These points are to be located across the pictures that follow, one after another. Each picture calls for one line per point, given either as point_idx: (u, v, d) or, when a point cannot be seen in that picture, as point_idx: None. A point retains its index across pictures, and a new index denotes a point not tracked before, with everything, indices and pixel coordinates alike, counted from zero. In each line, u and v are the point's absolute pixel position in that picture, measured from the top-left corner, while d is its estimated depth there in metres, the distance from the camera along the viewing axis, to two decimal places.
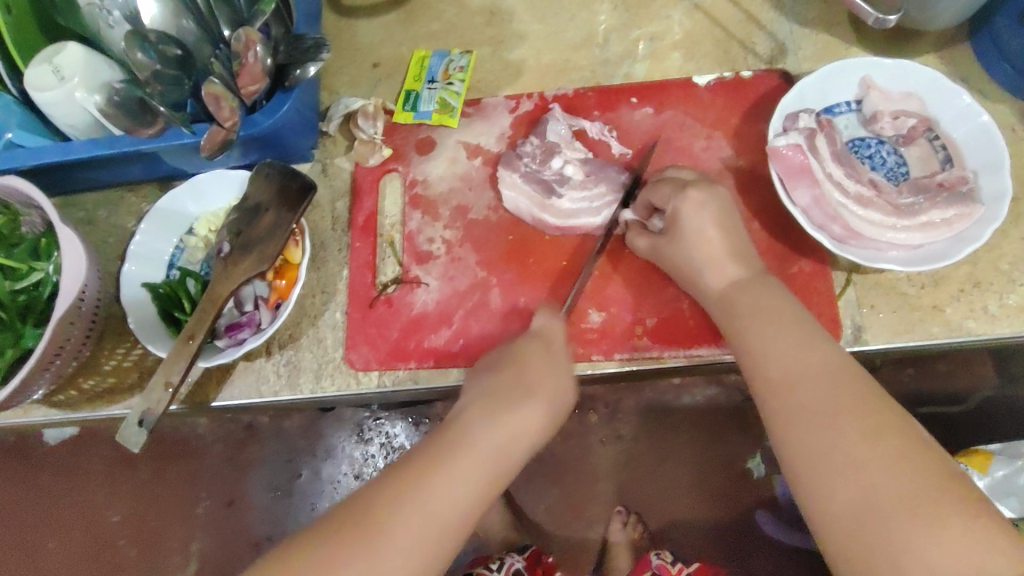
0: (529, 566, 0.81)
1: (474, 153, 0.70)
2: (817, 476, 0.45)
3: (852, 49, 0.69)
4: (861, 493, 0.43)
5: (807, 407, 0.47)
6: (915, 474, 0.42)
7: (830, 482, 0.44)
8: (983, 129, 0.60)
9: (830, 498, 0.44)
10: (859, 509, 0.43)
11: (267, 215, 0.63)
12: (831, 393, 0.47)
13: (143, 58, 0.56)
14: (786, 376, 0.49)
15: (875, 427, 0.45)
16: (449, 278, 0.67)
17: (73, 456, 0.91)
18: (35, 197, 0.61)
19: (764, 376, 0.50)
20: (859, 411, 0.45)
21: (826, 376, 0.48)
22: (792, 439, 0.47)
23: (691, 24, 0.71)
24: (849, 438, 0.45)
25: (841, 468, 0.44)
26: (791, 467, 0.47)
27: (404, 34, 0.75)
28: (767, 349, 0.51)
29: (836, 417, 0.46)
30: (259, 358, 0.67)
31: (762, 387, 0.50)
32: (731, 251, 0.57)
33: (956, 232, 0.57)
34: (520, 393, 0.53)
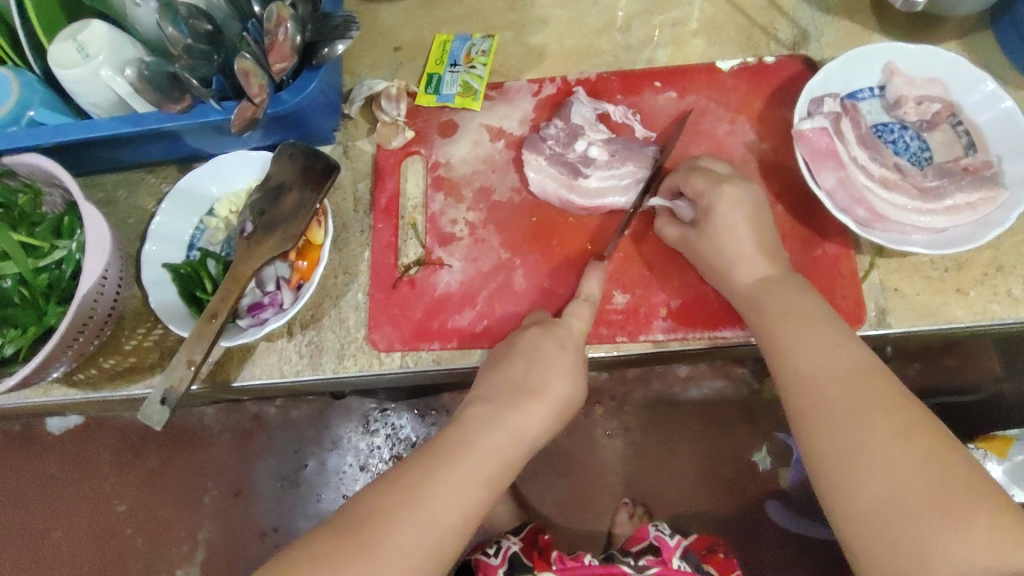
0: (524, 548, 0.77)
1: (497, 135, 0.70)
2: (845, 475, 0.45)
3: (874, 36, 0.69)
4: (888, 488, 0.44)
5: (835, 406, 0.47)
6: (944, 473, 0.43)
7: (857, 477, 0.45)
8: (1007, 114, 0.60)
9: (857, 495, 0.45)
10: (885, 501, 0.44)
11: (291, 195, 0.63)
12: (860, 393, 0.47)
13: (175, 32, 0.56)
14: (811, 374, 0.49)
15: (904, 427, 0.45)
16: (472, 260, 0.67)
17: (78, 446, 0.91)
18: (59, 173, 0.61)
19: (793, 375, 0.50)
20: (889, 411, 0.46)
21: (852, 374, 0.48)
22: (819, 439, 0.47)
23: (713, 10, 0.72)
24: (876, 435, 0.45)
25: (868, 468, 0.45)
26: (819, 466, 0.47)
27: (425, 17, 0.75)
28: (790, 348, 0.52)
29: (864, 416, 0.46)
30: (281, 338, 0.67)
31: (785, 383, 0.51)
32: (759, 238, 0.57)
33: (980, 216, 0.58)
34: (525, 393, 0.55)
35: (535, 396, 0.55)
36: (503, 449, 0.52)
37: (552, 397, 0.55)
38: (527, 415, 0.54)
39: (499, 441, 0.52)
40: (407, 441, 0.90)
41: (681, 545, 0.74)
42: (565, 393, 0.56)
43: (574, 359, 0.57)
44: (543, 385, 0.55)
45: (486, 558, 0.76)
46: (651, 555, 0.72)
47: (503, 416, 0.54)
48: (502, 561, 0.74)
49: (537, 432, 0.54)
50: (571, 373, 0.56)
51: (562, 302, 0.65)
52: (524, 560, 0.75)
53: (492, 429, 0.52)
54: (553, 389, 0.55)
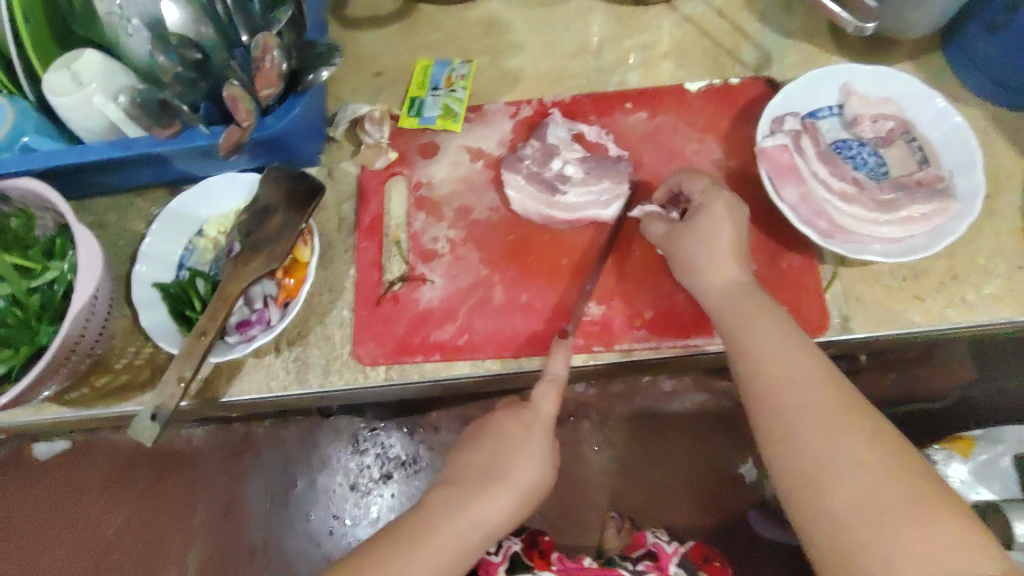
0: (526, 550, 0.72)
1: (476, 156, 0.73)
2: (820, 477, 0.47)
3: (832, 57, 0.73)
4: (864, 491, 0.46)
5: (811, 410, 0.50)
6: (912, 477, 0.46)
7: (831, 482, 0.47)
8: (957, 130, 0.64)
9: (831, 497, 0.47)
10: (859, 504, 0.46)
11: (277, 216, 0.65)
12: (833, 399, 0.50)
13: (166, 60, 0.60)
14: (783, 382, 0.51)
15: (875, 433, 0.48)
16: (453, 276, 0.69)
17: (66, 471, 0.92)
18: (52, 197, 0.63)
19: (769, 378, 0.52)
20: (861, 417, 0.49)
21: (823, 383, 0.51)
22: (796, 442, 0.49)
23: (680, 34, 0.75)
24: (852, 442, 0.48)
25: (843, 470, 0.47)
26: (793, 469, 0.49)
27: (405, 43, 0.79)
28: (762, 357, 0.53)
29: (835, 424, 0.49)
30: (268, 355, 0.68)
31: (757, 390, 0.53)
32: (729, 248, 0.59)
33: (934, 226, 0.61)
34: (490, 479, 0.56)
35: (500, 482, 0.56)
36: (462, 536, 0.53)
37: (518, 483, 0.56)
38: (490, 502, 0.55)
39: (459, 534, 0.53)
40: (397, 460, 0.92)
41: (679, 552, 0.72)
42: (530, 479, 0.57)
43: (545, 445, 0.58)
44: (507, 472, 0.56)
45: (488, 557, 0.70)
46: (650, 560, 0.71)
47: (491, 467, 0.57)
48: (505, 559, 0.70)
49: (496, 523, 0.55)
50: (543, 461, 0.57)
51: (540, 315, 0.67)
52: (526, 562, 0.70)
53: (449, 517, 0.53)
54: (520, 476, 0.56)
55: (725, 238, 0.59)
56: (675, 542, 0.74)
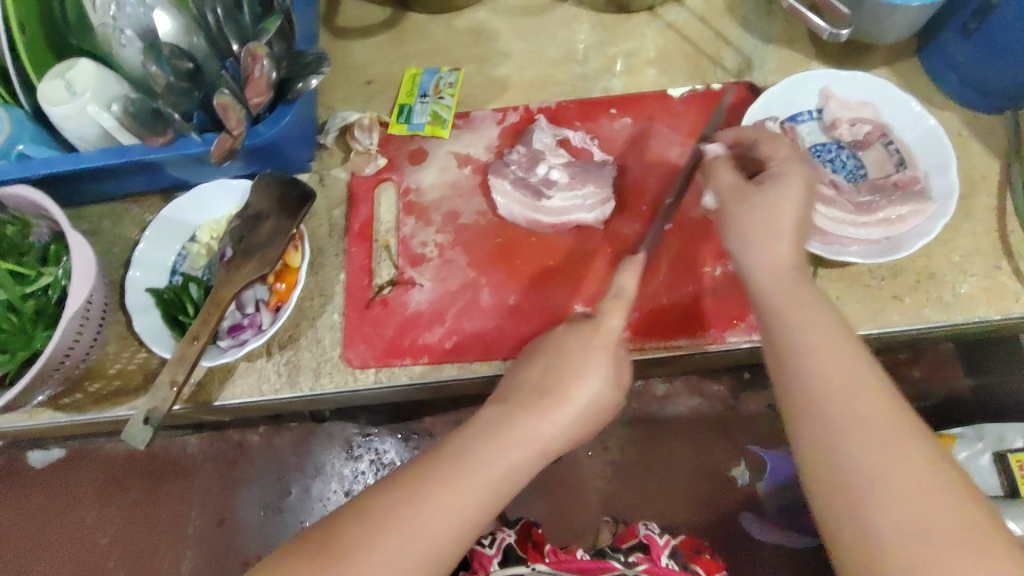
0: (518, 541, 0.73)
1: (463, 162, 0.74)
2: (864, 497, 0.42)
3: (813, 63, 0.75)
4: (912, 519, 0.41)
5: (860, 422, 0.44)
6: (966, 511, 0.41)
7: (886, 505, 0.42)
8: (931, 133, 0.66)
9: (875, 523, 0.42)
10: (905, 532, 0.41)
11: (268, 222, 0.67)
12: (885, 413, 0.44)
13: (159, 70, 0.60)
14: (839, 389, 0.45)
15: (930, 458, 0.43)
16: (441, 279, 0.70)
17: (61, 479, 0.92)
18: (47, 205, 0.64)
19: (813, 379, 0.46)
20: (913, 436, 0.43)
21: (881, 395, 0.45)
22: (839, 455, 0.44)
23: (664, 41, 0.77)
24: (903, 464, 0.42)
25: (890, 494, 0.42)
26: (832, 484, 0.44)
27: (395, 52, 0.80)
28: (814, 357, 0.47)
29: (891, 441, 0.43)
30: (260, 359, 0.70)
31: (807, 395, 0.46)
32: (790, 222, 0.52)
33: (912, 227, 0.62)
34: (546, 394, 0.53)
35: (561, 397, 0.53)
36: (518, 451, 0.51)
37: (578, 402, 0.53)
38: (548, 418, 0.52)
39: (512, 450, 0.51)
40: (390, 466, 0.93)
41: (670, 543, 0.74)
42: (592, 396, 0.53)
43: (606, 358, 0.55)
44: (566, 386, 0.53)
45: (482, 548, 0.71)
46: (641, 552, 0.71)
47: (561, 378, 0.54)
48: (499, 551, 0.71)
49: (554, 438, 0.52)
50: (607, 376, 0.54)
51: (527, 318, 0.68)
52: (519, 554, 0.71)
53: (502, 435, 0.51)
54: (578, 393, 0.53)
55: (791, 219, 0.52)
56: (666, 534, 0.75)
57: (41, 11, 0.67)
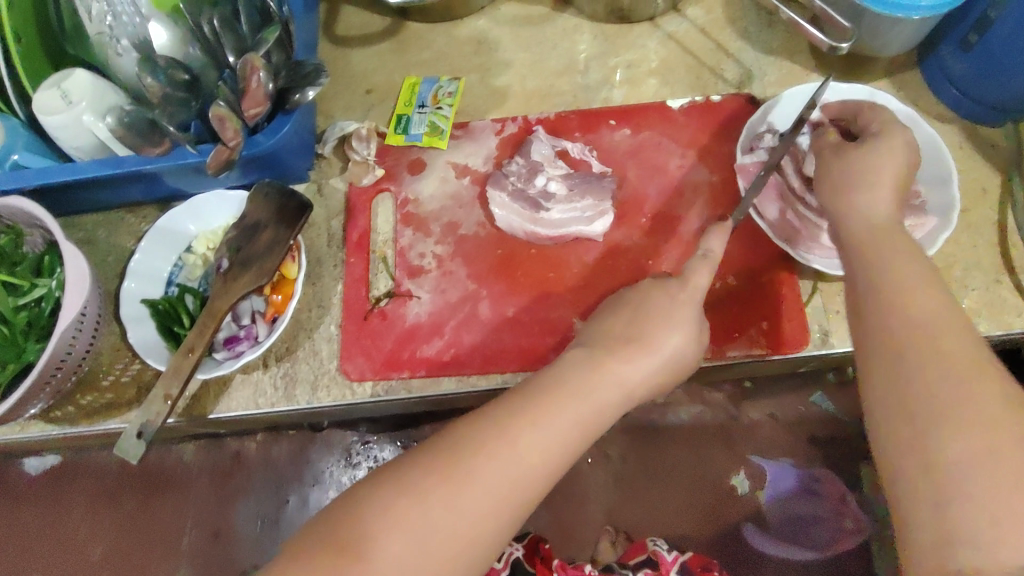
0: (528, 555, 0.75)
1: (463, 172, 0.73)
2: (938, 422, 0.42)
3: (814, 75, 0.74)
4: (987, 449, 0.41)
5: (944, 354, 0.44)
6: None
7: (960, 431, 0.41)
8: (930, 145, 0.65)
9: (948, 448, 0.41)
10: (976, 459, 0.40)
11: (266, 232, 0.66)
12: (972, 351, 0.44)
13: (154, 81, 0.60)
14: (924, 331, 0.45)
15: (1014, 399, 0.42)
16: (440, 291, 0.70)
17: (54, 490, 0.92)
18: (40, 215, 0.64)
19: (898, 313, 0.47)
20: (998, 377, 0.43)
21: (969, 341, 0.45)
22: (916, 382, 0.44)
23: (665, 52, 0.77)
24: (985, 397, 0.42)
25: (967, 423, 0.42)
26: (906, 409, 0.44)
27: (395, 61, 0.80)
28: (903, 296, 0.47)
29: (975, 376, 0.43)
30: (256, 371, 0.69)
31: (890, 332, 0.46)
32: (891, 177, 0.55)
33: (913, 241, 0.62)
34: (634, 343, 0.54)
35: (642, 346, 0.54)
36: (603, 394, 0.52)
37: (660, 353, 0.54)
38: (632, 364, 0.53)
39: (597, 393, 0.52)
40: None
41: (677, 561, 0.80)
42: (674, 348, 0.54)
43: (690, 313, 0.56)
44: (648, 338, 0.54)
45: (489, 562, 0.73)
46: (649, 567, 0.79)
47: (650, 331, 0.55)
48: (507, 565, 0.73)
49: (637, 383, 0.53)
50: (689, 328, 0.55)
51: (526, 330, 0.68)
52: (527, 567, 0.74)
53: (583, 381, 0.52)
54: (660, 343, 0.54)
55: (890, 171, 0.55)
56: (674, 551, 0.81)
57: (38, 20, 0.67)
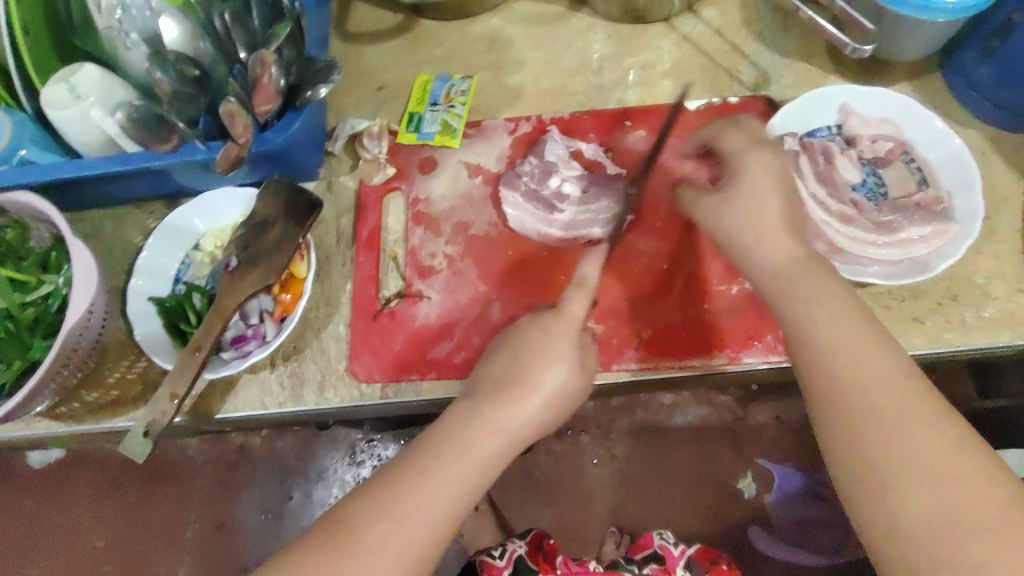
0: (530, 552, 0.72)
1: (474, 172, 0.73)
2: (890, 484, 0.43)
3: (833, 76, 0.73)
4: (939, 503, 0.41)
5: (879, 409, 0.44)
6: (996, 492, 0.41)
7: (912, 490, 0.42)
8: (955, 152, 0.64)
9: (903, 507, 0.42)
10: (933, 516, 0.41)
11: (274, 229, 0.65)
12: (907, 399, 0.44)
13: (163, 76, 0.59)
14: (858, 382, 0.46)
15: (953, 440, 0.43)
16: (450, 291, 0.69)
17: (58, 480, 0.91)
18: (48, 210, 0.63)
19: (828, 369, 0.47)
20: (935, 422, 0.43)
21: (899, 386, 0.45)
22: (859, 442, 0.44)
23: (680, 53, 0.75)
24: (927, 447, 0.43)
25: (917, 479, 0.42)
26: (858, 470, 0.44)
27: (406, 59, 0.79)
28: (831, 348, 0.47)
29: (912, 425, 0.43)
30: (263, 370, 0.68)
31: (822, 391, 0.47)
32: (778, 221, 0.53)
33: (932, 249, 0.61)
34: (512, 385, 0.54)
35: (523, 389, 0.53)
36: (486, 446, 0.51)
37: (543, 390, 0.53)
38: (516, 409, 0.53)
39: (479, 444, 0.51)
40: None
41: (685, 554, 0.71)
42: (556, 384, 0.53)
43: (569, 346, 0.55)
44: (529, 378, 0.53)
45: (491, 560, 0.71)
46: (656, 563, 0.70)
47: (531, 367, 0.54)
48: (510, 563, 0.70)
49: (524, 425, 0.53)
50: (569, 362, 0.54)
51: None
52: (530, 565, 0.70)
53: (465, 432, 0.51)
54: (544, 383, 0.53)
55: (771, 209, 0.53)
56: (681, 544, 0.73)
57: (46, 13, 0.66)
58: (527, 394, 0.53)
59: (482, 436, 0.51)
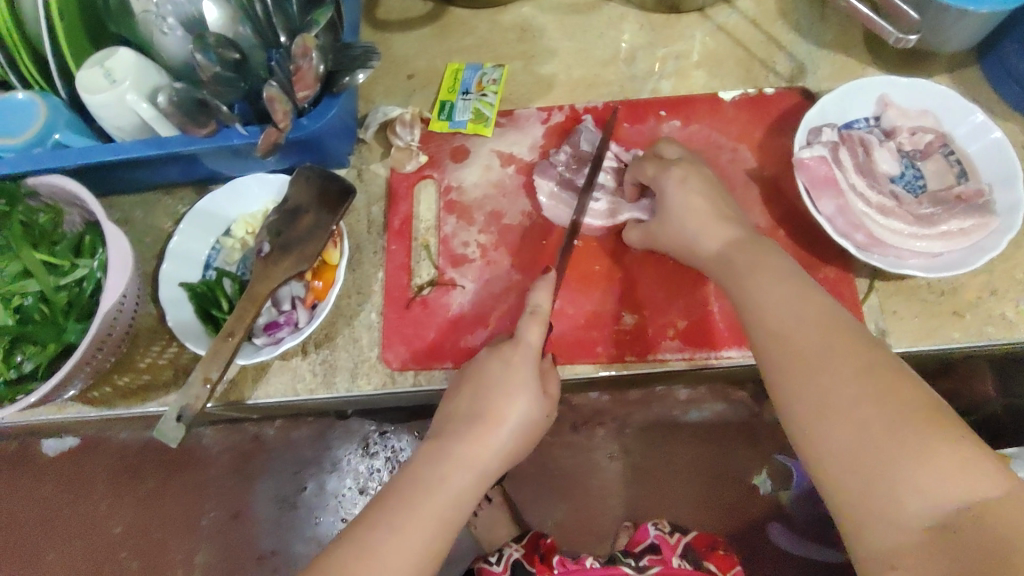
0: (527, 554, 0.72)
1: (507, 161, 0.72)
2: (813, 422, 0.45)
3: (869, 69, 0.73)
4: (853, 431, 0.43)
5: (801, 354, 0.47)
6: (903, 410, 0.43)
7: (829, 424, 0.44)
8: (995, 145, 0.63)
9: (825, 440, 0.44)
10: (850, 443, 0.43)
11: (307, 216, 0.65)
12: (823, 339, 0.47)
13: (205, 59, 0.58)
14: (783, 333, 0.49)
15: (865, 368, 0.45)
16: (484, 281, 0.69)
17: (74, 467, 0.91)
18: (82, 194, 0.63)
19: (760, 324, 0.50)
20: (850, 355, 0.46)
21: (819, 329, 0.48)
22: (786, 386, 0.47)
23: (714, 44, 0.75)
24: (840, 379, 0.45)
25: (834, 413, 0.44)
26: (790, 412, 0.47)
27: (437, 47, 0.78)
28: (760, 306, 0.51)
29: (826, 361, 0.46)
30: (295, 357, 0.68)
31: (758, 347, 0.50)
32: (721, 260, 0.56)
33: (972, 242, 0.60)
34: (478, 419, 0.55)
35: (488, 422, 0.55)
36: (458, 482, 0.52)
37: (507, 422, 0.55)
38: (482, 443, 0.54)
39: (454, 480, 0.52)
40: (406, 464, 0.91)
41: (680, 543, 0.70)
42: (518, 415, 0.55)
43: (530, 375, 0.57)
44: (492, 411, 0.55)
45: (488, 566, 0.71)
46: (652, 554, 0.68)
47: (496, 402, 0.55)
48: (506, 568, 0.71)
49: (493, 458, 0.54)
50: (530, 390, 0.56)
51: (570, 321, 0.67)
52: (528, 568, 0.70)
53: (439, 467, 0.52)
54: (506, 413, 0.55)
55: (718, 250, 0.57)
56: (677, 532, 0.72)
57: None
58: (491, 427, 0.54)
59: (451, 468, 0.52)
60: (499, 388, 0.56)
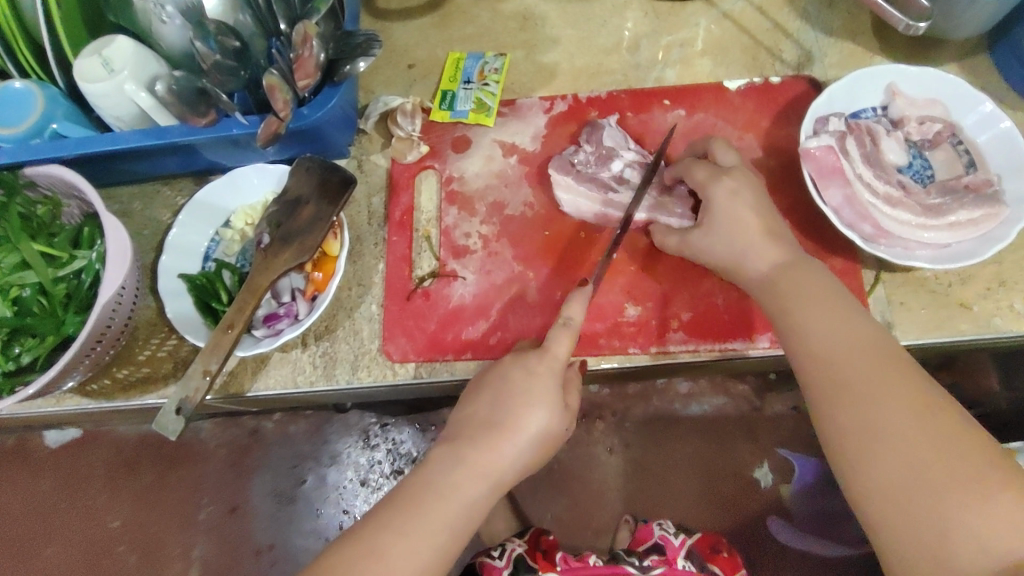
0: (530, 551, 0.69)
1: (509, 151, 0.71)
2: (857, 454, 0.45)
3: (877, 57, 0.72)
4: (900, 466, 0.44)
5: (848, 384, 0.47)
6: (953, 450, 0.43)
7: (877, 457, 0.45)
8: (1003, 135, 0.62)
9: (870, 474, 0.45)
10: (897, 480, 0.44)
11: (308, 208, 0.64)
12: (872, 370, 0.47)
13: (205, 47, 0.57)
14: (829, 360, 0.49)
15: (915, 403, 0.45)
16: (485, 272, 0.68)
17: (71, 461, 0.91)
18: (80, 184, 0.62)
19: (805, 347, 0.50)
20: (899, 389, 0.46)
21: (866, 357, 0.48)
22: (832, 415, 0.47)
23: (719, 32, 0.74)
24: (890, 413, 0.45)
25: (881, 446, 0.45)
26: (835, 442, 0.47)
27: (438, 36, 0.77)
28: (806, 328, 0.51)
29: (873, 393, 0.46)
30: (295, 349, 0.67)
31: (801, 371, 0.50)
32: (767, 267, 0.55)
33: (983, 232, 0.59)
34: (497, 428, 0.53)
35: (505, 431, 0.53)
36: (471, 489, 0.51)
37: (527, 432, 0.53)
38: (500, 452, 0.52)
39: (466, 488, 0.51)
40: (407, 456, 0.90)
41: (684, 545, 0.68)
42: (539, 426, 0.53)
43: (551, 385, 0.54)
44: (510, 420, 0.53)
45: (491, 561, 0.68)
46: (656, 554, 0.66)
47: (518, 401, 0.54)
48: (508, 563, 0.67)
49: (511, 466, 0.53)
50: (552, 403, 0.54)
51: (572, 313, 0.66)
52: (529, 563, 0.67)
53: (453, 474, 0.51)
54: (525, 425, 0.53)
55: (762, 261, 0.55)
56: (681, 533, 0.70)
57: None
58: (511, 436, 0.53)
59: (468, 478, 0.51)
60: (521, 392, 0.54)
